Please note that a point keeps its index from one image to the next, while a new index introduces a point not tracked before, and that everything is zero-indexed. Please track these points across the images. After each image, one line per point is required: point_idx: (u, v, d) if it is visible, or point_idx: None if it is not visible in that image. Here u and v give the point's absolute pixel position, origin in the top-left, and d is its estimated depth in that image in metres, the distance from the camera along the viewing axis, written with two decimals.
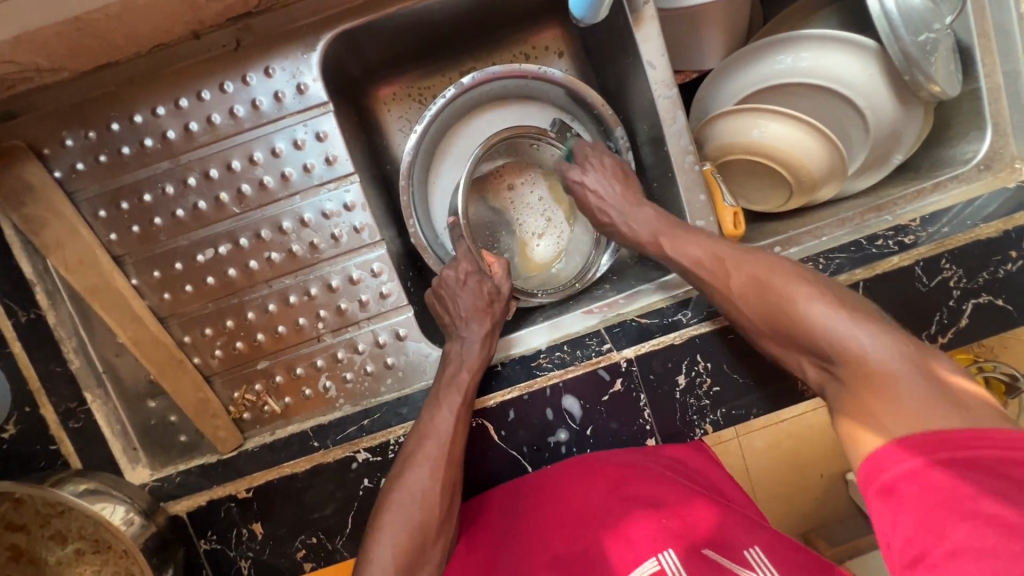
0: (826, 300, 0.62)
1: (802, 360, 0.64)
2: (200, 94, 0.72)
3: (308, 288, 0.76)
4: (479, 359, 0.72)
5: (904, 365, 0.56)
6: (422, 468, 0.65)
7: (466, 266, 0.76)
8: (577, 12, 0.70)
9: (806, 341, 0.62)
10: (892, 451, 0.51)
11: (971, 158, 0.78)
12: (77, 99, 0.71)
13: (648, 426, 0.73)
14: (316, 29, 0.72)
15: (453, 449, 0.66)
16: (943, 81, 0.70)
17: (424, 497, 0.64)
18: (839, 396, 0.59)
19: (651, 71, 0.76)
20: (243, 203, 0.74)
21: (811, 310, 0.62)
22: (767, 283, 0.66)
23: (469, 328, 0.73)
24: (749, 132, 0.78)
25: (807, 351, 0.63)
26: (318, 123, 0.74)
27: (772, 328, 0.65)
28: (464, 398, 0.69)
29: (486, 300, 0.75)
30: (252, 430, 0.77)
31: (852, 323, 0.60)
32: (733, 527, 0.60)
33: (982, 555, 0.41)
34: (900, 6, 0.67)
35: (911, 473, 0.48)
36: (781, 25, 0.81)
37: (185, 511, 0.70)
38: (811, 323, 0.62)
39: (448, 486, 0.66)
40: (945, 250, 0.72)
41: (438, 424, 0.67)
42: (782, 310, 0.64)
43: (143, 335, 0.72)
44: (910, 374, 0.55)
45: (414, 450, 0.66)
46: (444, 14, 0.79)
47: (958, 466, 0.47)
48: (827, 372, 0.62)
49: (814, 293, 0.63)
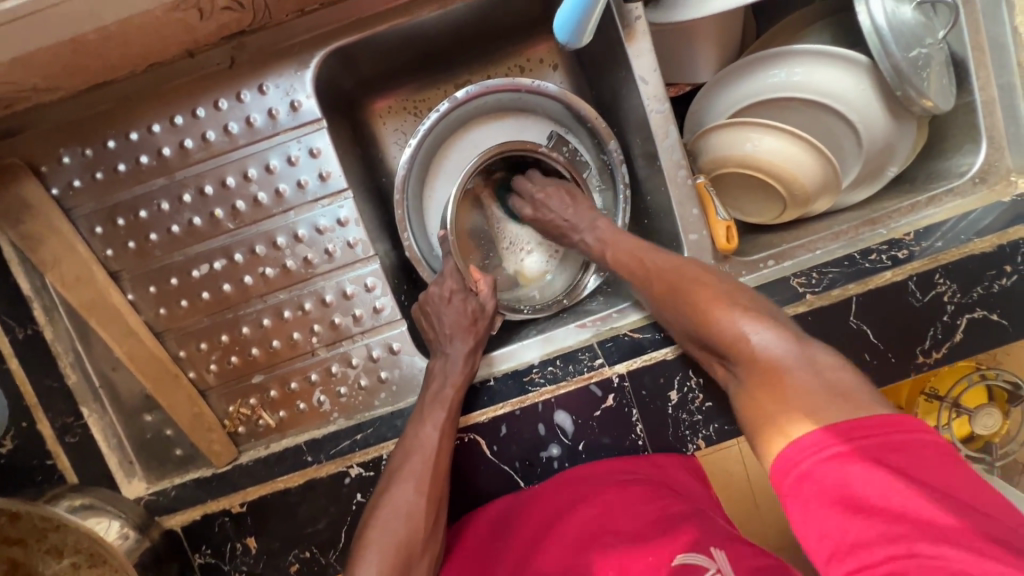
0: (730, 300, 0.65)
1: (710, 359, 0.67)
2: (195, 111, 0.73)
3: (302, 303, 0.77)
4: (462, 375, 0.72)
5: (792, 354, 0.59)
6: (407, 483, 0.65)
7: (450, 284, 0.78)
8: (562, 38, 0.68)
9: (708, 337, 0.65)
10: (795, 450, 0.52)
11: (965, 171, 0.78)
12: (75, 117, 0.72)
13: (641, 442, 0.73)
14: (310, 46, 0.73)
15: (439, 464, 0.67)
16: (935, 96, 0.70)
17: (409, 512, 0.64)
18: (741, 392, 0.62)
19: (643, 86, 0.76)
20: (238, 219, 0.75)
21: (713, 310, 0.65)
22: (681, 282, 0.69)
23: (453, 345, 0.74)
24: (742, 146, 0.78)
25: (710, 346, 0.66)
26: (311, 139, 0.74)
27: (687, 326, 0.68)
28: (448, 414, 0.69)
29: (470, 318, 0.76)
30: (247, 443, 0.77)
31: (744, 318, 0.63)
32: (708, 526, 0.59)
33: (880, 551, 0.42)
34: (891, 23, 0.67)
35: (815, 468, 0.50)
36: (774, 39, 0.81)
37: (180, 526, 0.71)
38: (715, 324, 0.64)
39: (434, 501, 0.66)
40: (938, 266, 0.72)
41: (422, 439, 0.68)
42: (692, 305, 0.67)
43: (139, 350, 0.72)
44: (796, 365, 0.58)
45: (400, 465, 0.67)
46: (438, 30, 0.80)
47: (851, 458, 0.49)
48: (729, 367, 0.65)
49: (717, 294, 0.66)
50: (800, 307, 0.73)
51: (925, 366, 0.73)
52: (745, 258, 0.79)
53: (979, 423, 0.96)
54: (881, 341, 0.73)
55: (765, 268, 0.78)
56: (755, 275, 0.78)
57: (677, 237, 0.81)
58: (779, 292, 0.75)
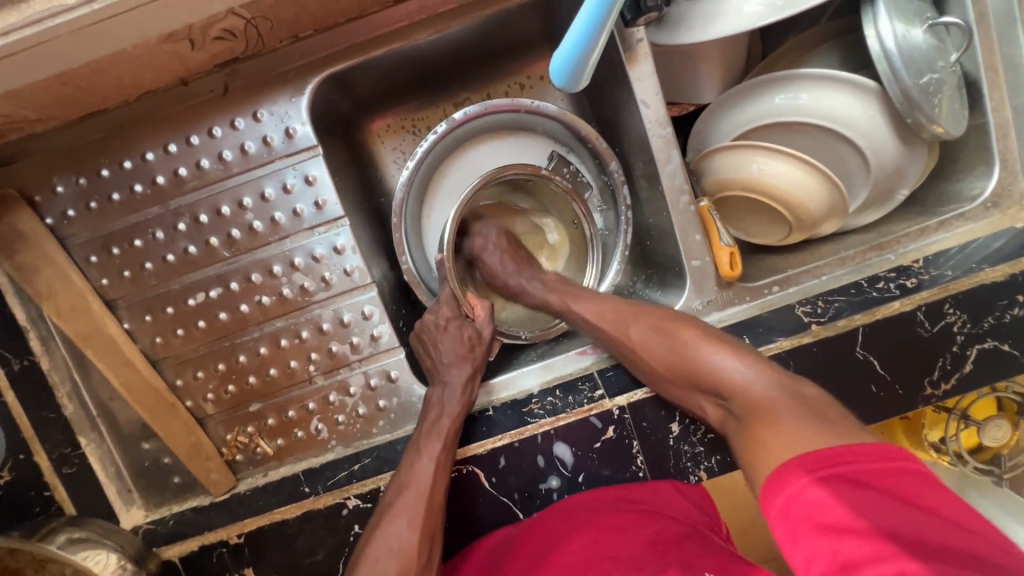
0: (717, 344, 0.67)
1: (702, 400, 0.68)
2: (189, 139, 0.72)
3: (299, 331, 0.76)
4: (460, 404, 0.71)
5: (775, 389, 0.61)
6: (400, 519, 0.64)
7: (446, 310, 0.77)
8: (558, 82, 0.65)
9: (700, 381, 0.67)
10: (784, 475, 0.51)
11: (977, 196, 0.75)
12: (69, 146, 0.72)
13: (641, 473, 0.71)
14: (305, 72, 0.72)
15: (433, 498, 0.66)
16: (946, 122, 0.68)
17: (402, 549, 0.63)
18: (738, 433, 0.63)
19: (645, 110, 0.75)
20: (233, 247, 0.74)
21: (705, 357, 0.67)
22: (670, 326, 0.70)
23: (450, 374, 0.73)
24: (747, 168, 0.76)
25: (702, 389, 0.67)
26: (307, 166, 0.73)
27: (673, 372, 0.68)
28: (444, 445, 0.68)
29: (467, 345, 0.75)
30: (245, 471, 0.77)
31: (726, 353, 0.66)
32: (706, 557, 0.58)
33: (871, 566, 0.40)
34: (901, 48, 0.65)
35: (802, 489, 0.49)
36: (779, 61, 0.79)
37: (177, 556, 0.71)
38: (707, 368, 0.66)
39: (428, 536, 0.64)
40: (948, 295, 0.71)
41: (418, 473, 0.67)
42: (680, 354, 0.68)
43: (136, 380, 0.72)
44: (781, 400, 0.60)
45: (394, 498, 0.66)
46: (435, 52, 0.78)
47: (838, 483, 0.47)
48: (724, 409, 0.65)
49: (705, 338, 0.68)
50: (805, 337, 0.72)
51: (934, 397, 0.71)
52: (749, 283, 0.77)
53: (988, 436, 0.92)
54: (889, 372, 0.71)
55: (769, 294, 0.77)
56: (759, 301, 0.76)
57: (680, 261, 0.79)
58: (783, 320, 0.74)
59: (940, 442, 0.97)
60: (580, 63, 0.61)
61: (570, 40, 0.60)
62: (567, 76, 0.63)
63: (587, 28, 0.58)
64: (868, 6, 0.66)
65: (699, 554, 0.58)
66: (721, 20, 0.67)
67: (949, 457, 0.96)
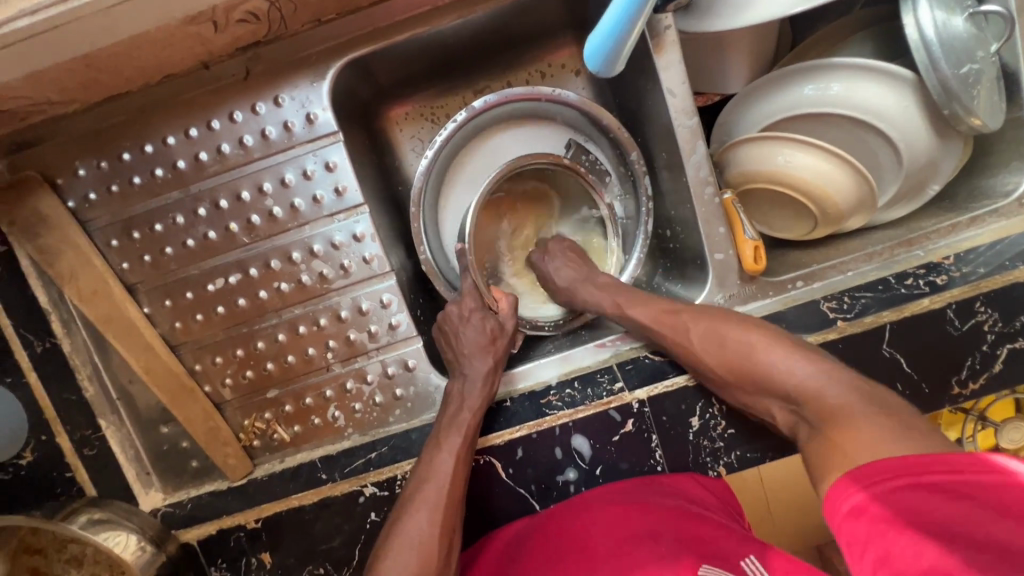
0: (785, 347, 0.64)
1: (767, 400, 0.65)
2: (210, 124, 0.72)
3: (317, 319, 0.76)
4: (481, 398, 0.71)
5: (855, 395, 0.58)
6: (420, 513, 0.64)
7: (468, 302, 0.76)
8: (592, 66, 0.63)
9: (765, 381, 0.64)
10: (851, 483, 0.50)
11: (1011, 191, 0.73)
12: (91, 129, 0.72)
13: (659, 467, 0.71)
14: (326, 57, 0.71)
15: (453, 492, 0.65)
16: (984, 114, 0.66)
17: (421, 544, 0.62)
18: (808, 437, 0.60)
19: (671, 99, 0.73)
20: (253, 233, 0.74)
21: (773, 359, 0.64)
22: (720, 328, 0.68)
23: (472, 365, 0.72)
24: (773, 160, 0.74)
25: (768, 391, 0.64)
26: (328, 152, 0.73)
27: (733, 372, 0.66)
28: (465, 439, 0.68)
29: (489, 337, 0.74)
30: (262, 456, 0.77)
31: (795, 356, 0.63)
32: (727, 540, 0.59)
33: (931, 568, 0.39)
34: (941, 36, 0.63)
35: (866, 500, 0.47)
36: (809, 52, 0.77)
37: (196, 540, 0.71)
38: (769, 371, 0.64)
39: (448, 530, 0.64)
40: (979, 293, 0.69)
41: (439, 465, 0.66)
42: (739, 351, 0.66)
43: (156, 364, 0.72)
44: (857, 403, 0.57)
45: (414, 494, 0.65)
46: (457, 38, 0.77)
47: (906, 492, 0.46)
48: (795, 413, 0.62)
49: (774, 343, 0.65)
50: (830, 333, 0.70)
51: (960, 397, 0.70)
52: (772, 278, 0.76)
53: (1006, 438, 0.90)
54: (916, 370, 0.70)
55: (793, 289, 0.75)
56: (782, 297, 0.75)
57: (702, 255, 0.78)
58: (807, 316, 0.72)
59: (956, 442, 0.95)
60: (617, 44, 0.59)
61: (609, 21, 0.58)
62: (603, 58, 0.61)
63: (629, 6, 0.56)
64: None
65: (722, 538, 0.59)
66: (754, 6, 0.65)
67: None
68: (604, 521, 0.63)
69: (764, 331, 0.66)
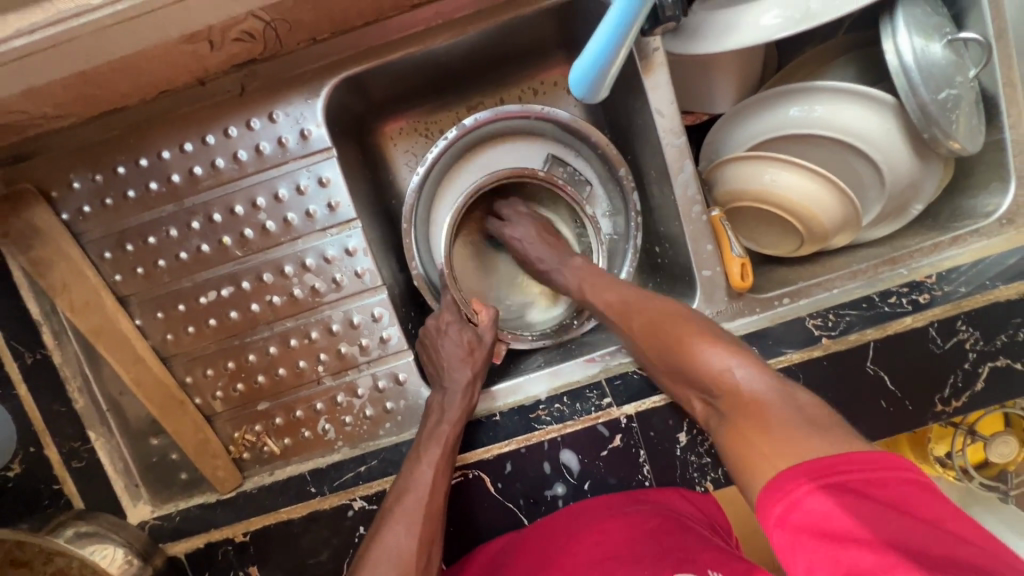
0: (721, 345, 0.64)
1: (690, 393, 0.66)
2: (205, 138, 0.73)
3: (308, 332, 0.77)
4: (461, 409, 0.71)
5: (775, 394, 0.59)
6: (399, 525, 0.64)
7: (449, 316, 0.77)
8: (577, 92, 0.64)
9: (690, 374, 0.65)
10: (787, 480, 0.49)
11: (992, 212, 0.75)
12: (86, 142, 0.72)
13: (647, 482, 0.71)
14: (321, 75, 0.72)
15: (432, 504, 0.65)
16: (963, 137, 0.68)
17: (401, 556, 0.62)
18: (720, 429, 0.62)
19: (660, 119, 0.75)
20: (246, 247, 0.74)
21: (702, 353, 0.64)
22: (663, 319, 0.69)
23: (452, 378, 0.73)
24: (760, 179, 0.76)
25: (692, 384, 0.65)
26: (321, 168, 0.74)
27: (667, 366, 0.68)
28: (443, 451, 0.68)
29: (467, 349, 0.75)
30: (252, 469, 0.77)
31: (728, 352, 0.63)
32: (707, 552, 0.59)
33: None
34: (921, 62, 0.65)
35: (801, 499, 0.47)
36: (795, 74, 0.79)
37: (184, 552, 0.71)
38: (698, 364, 0.64)
39: (428, 542, 0.64)
40: (960, 312, 0.70)
41: (418, 478, 0.66)
42: (673, 341, 0.67)
43: (147, 377, 0.73)
44: (776, 402, 0.58)
45: (393, 505, 0.66)
46: (450, 56, 0.78)
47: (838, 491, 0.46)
48: (713, 408, 0.63)
49: (706, 337, 0.65)
50: (815, 350, 0.71)
51: (944, 414, 0.71)
52: (759, 294, 0.77)
53: (995, 452, 0.91)
54: (899, 387, 0.71)
55: (779, 306, 0.76)
56: (769, 313, 0.76)
57: (690, 272, 0.79)
58: (793, 333, 0.73)
59: (946, 456, 0.96)
60: (602, 72, 0.60)
61: (593, 50, 0.59)
62: (587, 85, 0.62)
63: (610, 37, 0.57)
64: (888, 20, 0.66)
65: (701, 549, 0.59)
66: (740, 30, 0.66)
67: (955, 472, 0.95)
68: (587, 535, 0.64)
69: (701, 327, 0.67)
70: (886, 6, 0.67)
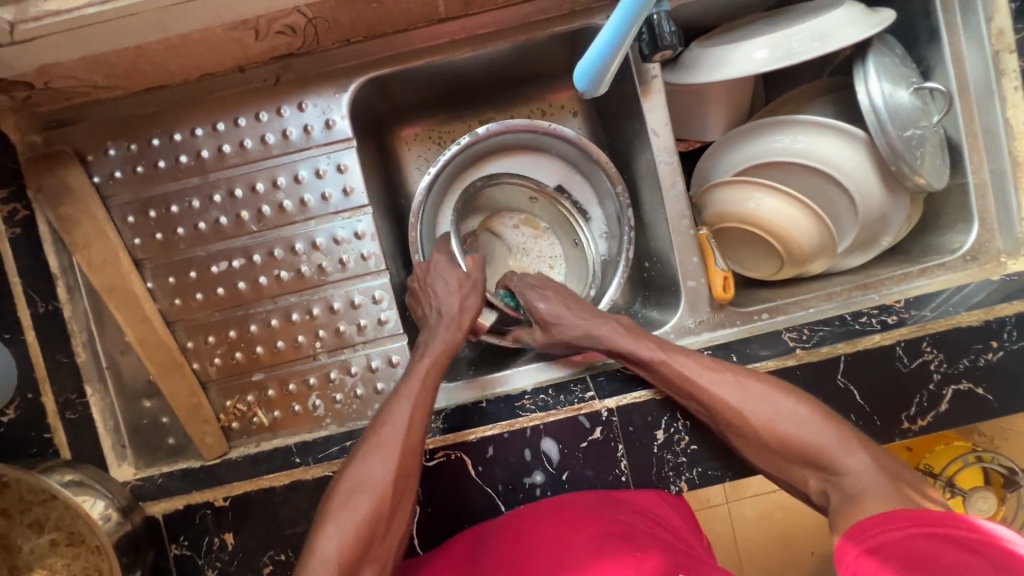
0: (764, 383, 0.69)
1: (756, 438, 0.68)
2: (237, 120, 0.79)
3: (311, 308, 0.80)
4: (439, 347, 0.74)
5: (835, 442, 0.63)
6: (376, 457, 0.65)
7: (439, 257, 0.81)
8: (580, 86, 0.69)
9: (747, 423, 0.67)
10: (866, 526, 0.53)
11: (957, 248, 0.81)
12: (126, 114, 0.78)
13: (624, 477, 0.74)
14: (350, 73, 0.79)
15: (409, 439, 0.67)
16: (927, 173, 0.75)
17: (376, 485, 0.64)
18: (787, 465, 0.66)
19: (655, 138, 0.82)
20: (262, 223, 0.79)
21: (752, 401, 0.68)
22: (716, 366, 0.71)
23: (438, 318, 0.77)
24: (744, 204, 0.82)
25: (750, 430, 0.67)
26: (340, 156, 0.79)
27: (726, 415, 0.69)
28: (420, 396, 0.70)
29: (456, 289, 0.78)
30: (239, 439, 0.79)
31: (779, 398, 0.67)
32: (700, 561, 0.60)
33: None
34: (888, 103, 0.73)
35: (877, 543, 0.50)
36: (780, 108, 0.87)
37: (161, 513, 0.72)
38: (754, 413, 0.67)
39: (402, 478, 0.65)
40: (926, 334, 0.74)
41: (396, 412, 0.68)
42: (729, 391, 0.69)
43: (150, 337, 0.76)
44: (838, 451, 0.63)
45: (373, 438, 0.67)
46: (468, 70, 0.86)
47: (920, 538, 0.48)
48: (827, 477, 0.63)
49: (756, 381, 0.69)
50: (790, 359, 0.75)
51: (910, 432, 0.74)
52: (739, 308, 0.82)
53: (974, 506, 0.99)
54: (868, 403, 0.74)
55: (757, 320, 0.82)
56: (748, 326, 0.81)
57: (676, 283, 0.84)
58: (771, 345, 0.77)
59: None
60: (599, 70, 0.66)
61: (594, 50, 0.64)
62: (586, 81, 0.68)
63: (608, 44, 0.62)
64: (860, 67, 0.75)
65: (690, 557, 0.60)
66: (730, 63, 0.74)
67: None
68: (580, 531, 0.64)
69: (742, 370, 0.70)
70: (859, 54, 0.76)
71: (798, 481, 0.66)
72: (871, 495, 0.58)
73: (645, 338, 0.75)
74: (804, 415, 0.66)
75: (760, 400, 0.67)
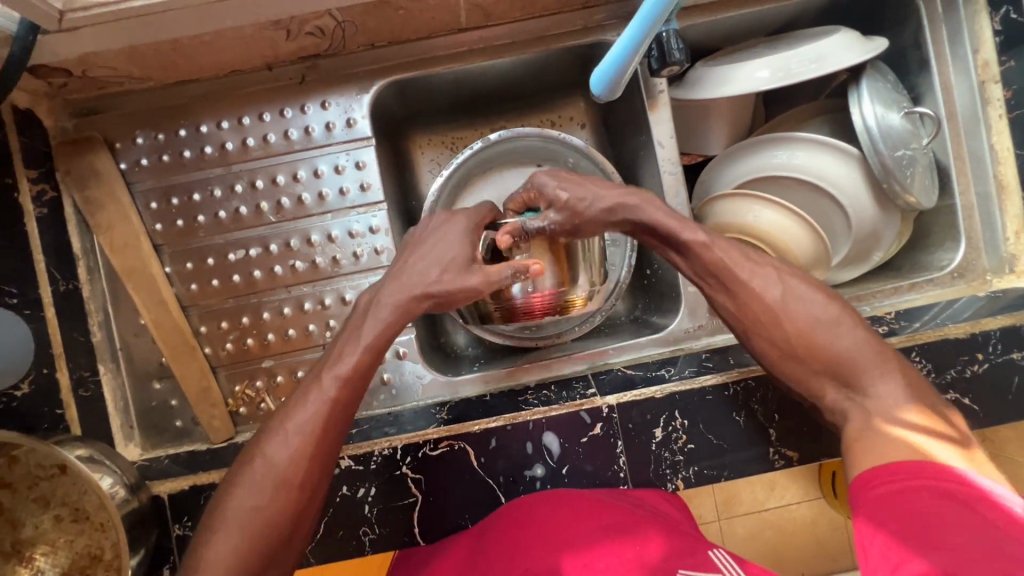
0: (809, 285, 0.68)
1: (789, 343, 0.66)
2: (262, 115, 0.82)
3: (323, 298, 0.83)
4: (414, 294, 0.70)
5: (867, 353, 0.64)
6: (288, 437, 0.61)
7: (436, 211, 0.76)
8: (595, 89, 0.73)
9: (787, 324, 0.66)
10: (871, 477, 0.55)
11: (945, 266, 0.85)
12: (155, 105, 0.81)
13: (622, 473, 0.75)
14: (372, 75, 0.83)
15: (329, 418, 0.63)
16: (917, 193, 0.79)
17: (281, 470, 0.60)
18: (812, 375, 0.65)
19: (660, 150, 0.86)
20: (280, 214, 0.82)
21: (797, 302, 0.67)
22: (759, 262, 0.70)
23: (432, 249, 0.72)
24: (744, 216, 0.85)
25: (786, 332, 0.66)
26: (359, 154, 0.83)
27: (765, 313, 0.67)
28: (363, 356, 0.66)
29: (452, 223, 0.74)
30: (245, 424, 0.81)
31: (820, 301, 0.67)
32: (693, 544, 0.64)
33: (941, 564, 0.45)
34: (880, 125, 0.77)
35: (882, 498, 0.53)
36: (779, 127, 0.91)
37: (167, 492, 0.72)
38: (796, 307, 0.67)
39: (314, 463, 0.61)
40: (915, 344, 0.77)
41: (321, 387, 0.64)
42: (775, 291, 0.68)
43: (166, 319, 0.78)
44: (870, 361, 0.63)
45: (286, 418, 0.63)
46: (484, 78, 0.90)
47: (924, 493, 0.52)
48: (848, 392, 0.63)
49: (803, 280, 0.69)
50: None
51: None
52: None
53: None
54: None
55: None
56: None
57: (676, 287, 0.86)
58: None
59: None
60: (616, 75, 0.70)
61: (611, 55, 0.67)
62: (602, 86, 0.72)
63: (623, 50, 0.66)
64: (855, 90, 0.79)
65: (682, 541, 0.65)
66: (733, 81, 0.79)
67: None
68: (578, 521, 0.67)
69: (790, 270, 0.70)
70: (854, 78, 0.80)
71: (815, 394, 0.65)
72: (888, 418, 0.59)
73: (687, 220, 0.73)
74: (839, 320, 0.66)
75: (799, 301, 0.67)
